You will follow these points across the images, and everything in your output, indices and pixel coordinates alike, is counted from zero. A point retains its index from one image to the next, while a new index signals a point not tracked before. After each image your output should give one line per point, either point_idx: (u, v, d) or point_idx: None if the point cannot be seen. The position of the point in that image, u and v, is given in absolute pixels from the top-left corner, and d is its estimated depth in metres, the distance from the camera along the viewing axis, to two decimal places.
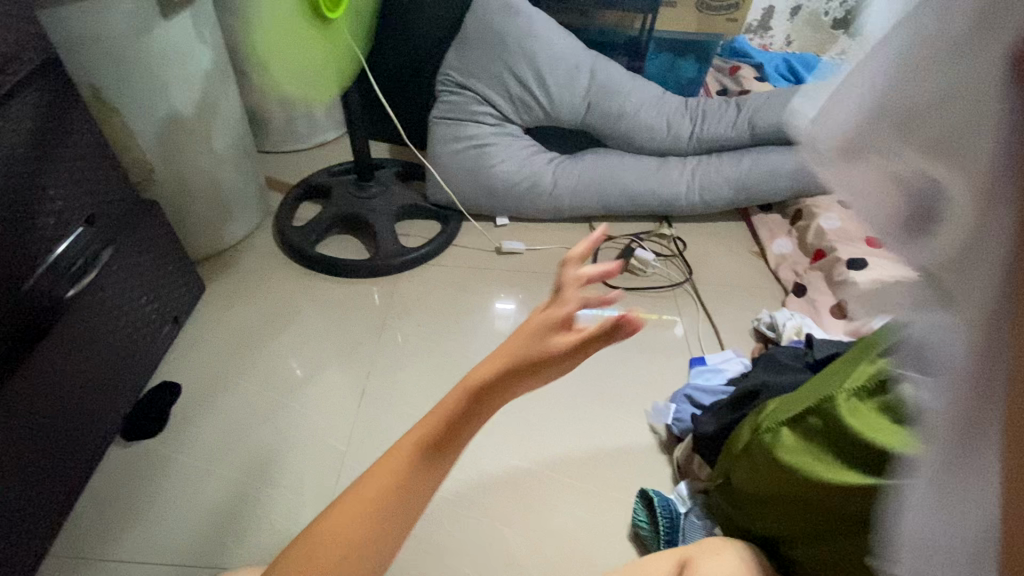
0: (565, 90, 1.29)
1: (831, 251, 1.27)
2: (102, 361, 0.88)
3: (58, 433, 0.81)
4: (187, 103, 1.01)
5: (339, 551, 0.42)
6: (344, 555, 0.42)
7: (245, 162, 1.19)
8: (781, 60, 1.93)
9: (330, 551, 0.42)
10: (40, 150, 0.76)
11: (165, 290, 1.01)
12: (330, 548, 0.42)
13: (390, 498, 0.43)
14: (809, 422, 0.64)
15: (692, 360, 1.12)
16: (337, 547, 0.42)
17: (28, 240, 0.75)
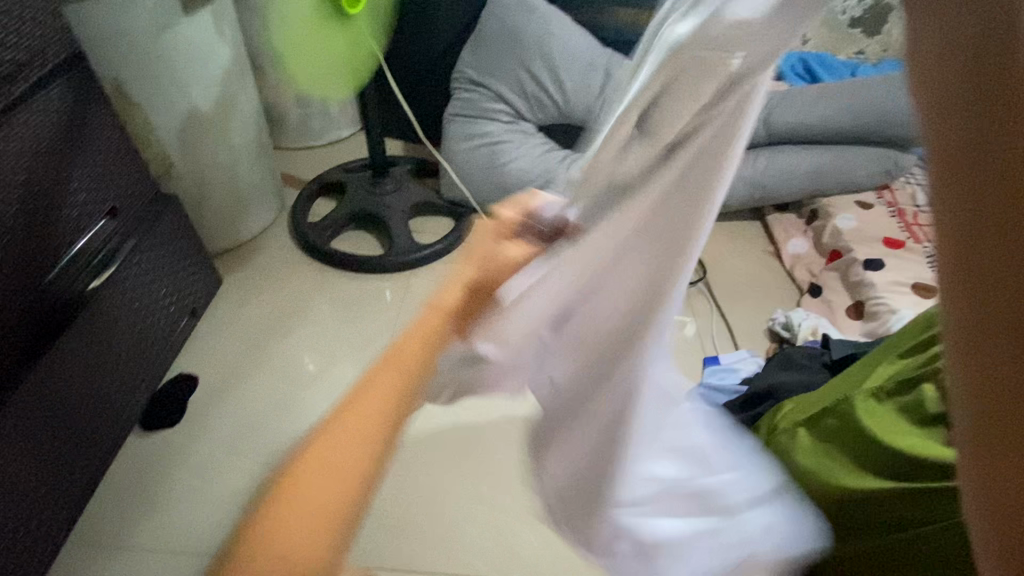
0: (579, 89, 1.27)
1: (847, 251, 1.26)
2: (122, 352, 0.89)
3: (79, 423, 0.82)
4: (207, 98, 1.02)
5: (342, 480, 0.37)
6: (348, 478, 0.37)
7: (262, 158, 1.21)
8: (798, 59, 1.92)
9: (325, 481, 0.36)
10: (64, 143, 0.77)
11: (183, 283, 1.02)
12: (323, 478, 0.37)
13: (388, 417, 0.40)
14: (826, 423, 0.64)
15: (706, 360, 1.11)
16: (331, 477, 0.37)
17: (52, 232, 0.77)
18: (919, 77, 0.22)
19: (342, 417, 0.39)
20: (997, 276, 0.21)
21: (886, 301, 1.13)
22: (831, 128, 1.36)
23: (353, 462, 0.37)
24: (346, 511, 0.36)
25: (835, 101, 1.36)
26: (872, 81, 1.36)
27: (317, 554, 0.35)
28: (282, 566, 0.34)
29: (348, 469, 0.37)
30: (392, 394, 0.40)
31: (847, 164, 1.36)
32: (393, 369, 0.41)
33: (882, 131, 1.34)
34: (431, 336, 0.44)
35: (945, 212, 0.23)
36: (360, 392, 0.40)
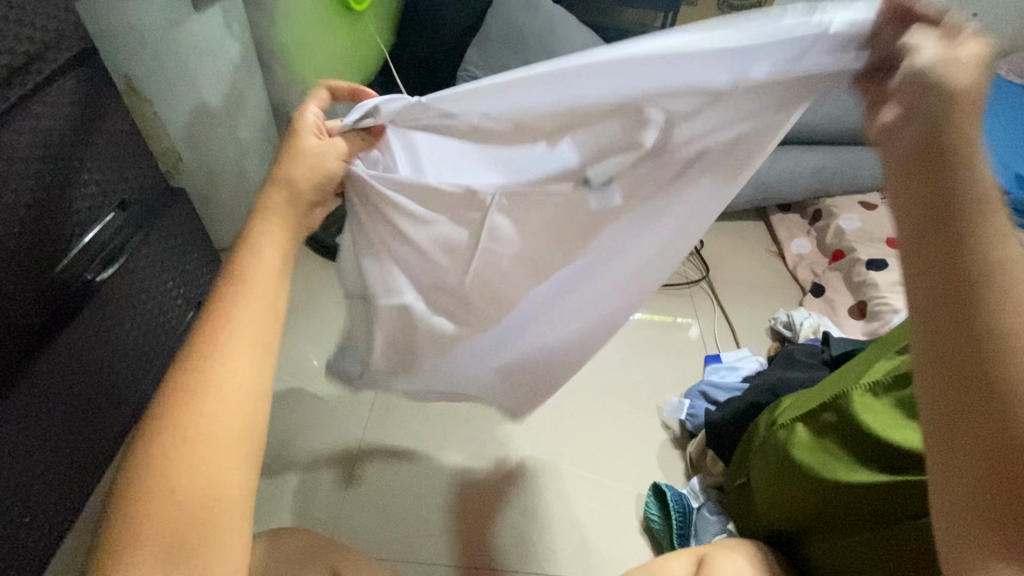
0: None
1: (850, 251, 1.26)
2: (129, 342, 0.91)
3: (86, 410, 0.83)
4: (215, 94, 1.03)
5: (223, 408, 0.43)
6: (225, 405, 0.43)
7: (269, 154, 1.22)
8: None
9: (207, 412, 0.42)
10: (76, 135, 0.79)
11: (190, 276, 1.04)
12: (204, 410, 0.42)
13: (251, 346, 0.46)
14: (824, 418, 0.63)
15: (707, 357, 1.11)
16: (208, 408, 0.42)
17: (64, 222, 0.78)
18: (903, 157, 0.39)
19: (196, 356, 0.44)
20: (933, 273, 0.38)
21: (889, 301, 1.13)
22: (837, 128, 1.36)
23: (227, 391, 0.43)
24: (235, 432, 0.42)
25: (842, 100, 1.35)
26: None
27: (217, 470, 0.41)
28: (189, 492, 0.40)
29: (220, 398, 0.43)
30: (249, 325, 0.46)
31: (851, 163, 1.36)
32: (234, 310, 0.47)
33: None
34: (270, 273, 0.50)
35: (908, 225, 0.39)
36: (206, 333, 0.45)
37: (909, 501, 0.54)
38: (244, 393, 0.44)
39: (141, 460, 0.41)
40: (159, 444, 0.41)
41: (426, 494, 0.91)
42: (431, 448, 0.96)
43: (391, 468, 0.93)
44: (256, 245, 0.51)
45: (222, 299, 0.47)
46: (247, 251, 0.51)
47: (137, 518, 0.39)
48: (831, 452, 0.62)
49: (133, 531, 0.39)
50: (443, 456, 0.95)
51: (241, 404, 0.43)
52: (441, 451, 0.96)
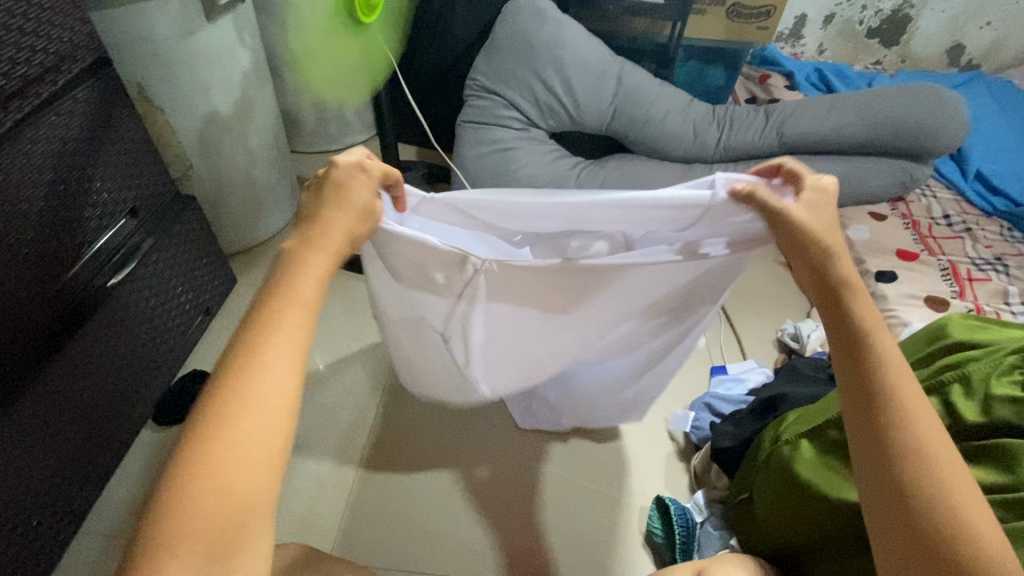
0: (591, 97, 1.30)
1: (859, 263, 1.25)
2: (138, 348, 0.91)
3: (95, 415, 0.84)
4: (226, 102, 1.04)
5: (272, 409, 0.40)
6: (271, 410, 0.40)
7: (278, 161, 1.24)
8: (813, 69, 1.93)
9: (251, 413, 0.39)
10: (89, 144, 0.80)
11: (198, 282, 1.05)
12: (247, 411, 0.39)
13: (296, 353, 0.42)
14: (830, 436, 0.63)
15: (713, 368, 1.11)
16: (251, 409, 0.39)
17: (76, 229, 0.80)
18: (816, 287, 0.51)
19: (246, 351, 0.41)
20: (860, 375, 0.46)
21: (897, 313, 1.12)
22: (846, 138, 1.34)
23: (274, 396, 0.40)
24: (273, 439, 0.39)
25: (851, 110, 1.34)
26: (889, 91, 1.35)
27: (254, 480, 0.38)
28: (230, 496, 0.37)
29: (265, 402, 0.40)
30: (298, 328, 0.43)
31: (860, 174, 1.35)
32: (282, 309, 0.43)
33: (897, 142, 1.33)
34: (323, 274, 0.46)
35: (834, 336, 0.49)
36: (256, 328, 0.42)
37: None
38: (287, 401, 0.41)
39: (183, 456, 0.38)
40: (200, 442, 0.38)
41: (430, 502, 0.91)
42: (435, 456, 0.96)
43: (394, 476, 0.94)
44: (311, 245, 0.47)
45: (274, 293, 0.44)
46: (303, 247, 0.47)
47: (181, 515, 0.36)
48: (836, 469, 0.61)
49: (169, 537, 0.35)
50: (447, 465, 0.95)
51: (283, 412, 0.40)
52: (445, 459, 0.96)
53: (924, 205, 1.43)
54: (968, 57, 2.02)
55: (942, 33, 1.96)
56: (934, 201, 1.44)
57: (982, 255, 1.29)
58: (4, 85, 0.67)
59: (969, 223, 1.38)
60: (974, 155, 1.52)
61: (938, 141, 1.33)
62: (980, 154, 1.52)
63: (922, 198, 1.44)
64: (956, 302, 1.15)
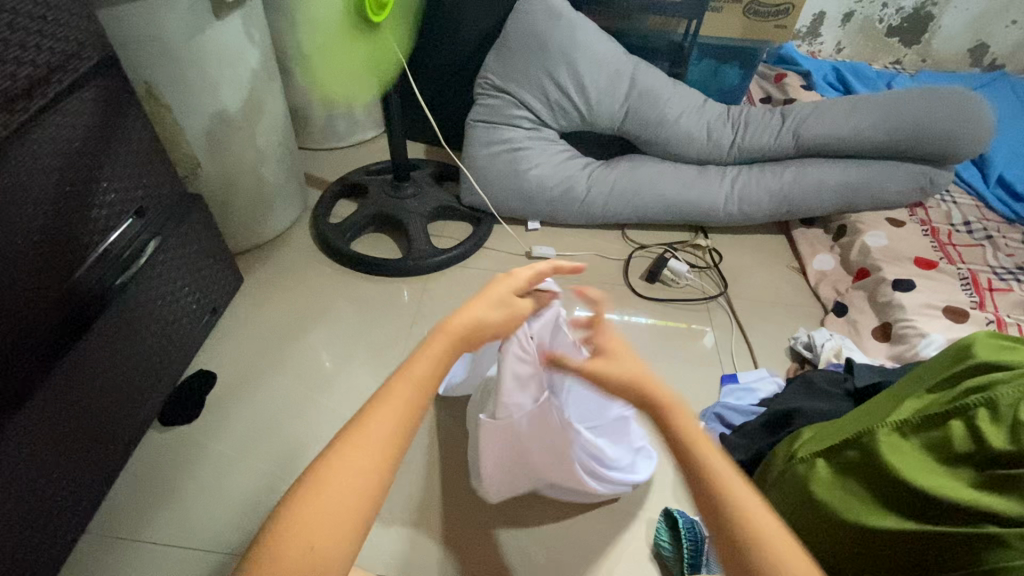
0: (604, 97, 1.28)
1: (876, 270, 1.22)
2: (144, 349, 0.91)
3: (102, 417, 0.84)
4: (234, 100, 1.03)
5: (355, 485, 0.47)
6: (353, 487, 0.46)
7: (286, 159, 1.22)
8: (831, 69, 1.89)
9: (347, 478, 0.47)
10: (95, 144, 0.79)
11: (205, 283, 1.04)
12: (346, 474, 0.47)
13: (391, 443, 0.50)
14: (847, 456, 0.61)
15: (724, 377, 1.09)
16: (351, 473, 0.47)
17: (82, 230, 0.79)
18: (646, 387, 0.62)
19: (359, 424, 0.50)
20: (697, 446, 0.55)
21: (915, 324, 1.09)
22: (864, 141, 1.31)
23: (361, 475, 0.47)
24: (360, 505, 0.46)
25: (870, 112, 1.31)
26: (910, 93, 1.31)
27: (337, 541, 0.44)
28: (312, 551, 0.43)
29: (360, 470, 0.47)
30: (404, 411, 0.52)
31: (878, 179, 1.32)
32: (397, 388, 0.53)
33: (917, 146, 1.30)
34: (441, 359, 0.57)
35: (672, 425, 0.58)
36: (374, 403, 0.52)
37: (922, 548, 0.51)
38: (378, 471, 0.48)
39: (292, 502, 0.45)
40: (307, 493, 0.46)
41: (434, 510, 0.90)
42: (441, 463, 0.95)
43: (399, 483, 0.92)
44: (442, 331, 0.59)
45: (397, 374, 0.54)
46: (443, 328, 0.59)
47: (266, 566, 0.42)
48: (851, 489, 0.59)
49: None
50: (452, 472, 0.94)
51: (372, 483, 0.47)
52: (450, 466, 0.95)
53: (943, 211, 1.40)
54: (991, 58, 1.97)
55: (964, 32, 1.91)
56: (954, 207, 1.40)
57: (1003, 264, 1.26)
58: (10, 84, 0.66)
59: (989, 230, 1.34)
60: (995, 160, 1.48)
61: (962, 146, 1.28)
62: (1002, 159, 1.48)
63: (941, 204, 1.40)
64: (976, 313, 1.12)
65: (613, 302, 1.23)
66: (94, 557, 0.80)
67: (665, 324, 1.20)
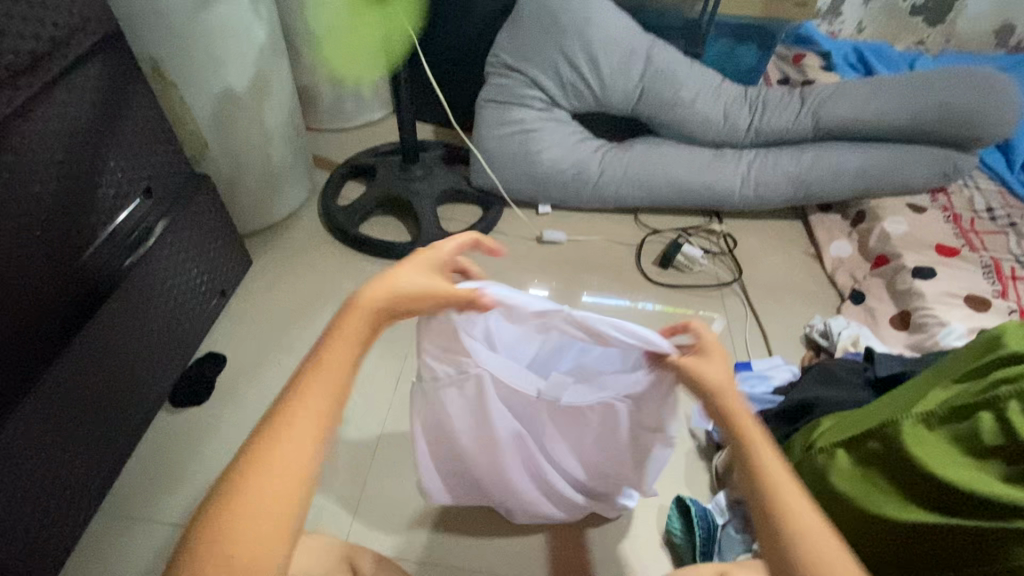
0: (618, 77, 1.24)
1: (895, 257, 1.19)
2: (154, 330, 0.90)
3: (113, 398, 0.84)
4: (241, 79, 1.01)
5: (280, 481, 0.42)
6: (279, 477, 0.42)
7: (294, 140, 1.21)
8: (852, 49, 1.83)
9: (271, 475, 0.42)
10: (102, 122, 0.78)
11: (214, 265, 1.03)
12: (271, 470, 0.42)
13: (320, 428, 0.45)
14: (869, 446, 0.59)
15: (737, 364, 1.07)
16: (277, 467, 0.43)
17: (90, 209, 0.78)
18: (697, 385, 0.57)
19: (282, 413, 0.45)
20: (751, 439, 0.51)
21: (934, 312, 1.07)
22: (885, 124, 1.28)
23: (291, 466, 0.43)
24: (282, 514, 0.42)
25: (893, 96, 1.27)
26: (935, 75, 1.27)
27: (261, 545, 0.41)
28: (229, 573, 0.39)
29: (279, 477, 0.42)
30: (321, 405, 0.46)
31: (899, 163, 1.28)
32: (310, 386, 0.46)
33: (940, 130, 1.26)
34: (356, 342, 0.49)
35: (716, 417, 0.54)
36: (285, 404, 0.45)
37: (948, 544, 0.50)
38: (301, 474, 0.43)
39: (206, 524, 0.41)
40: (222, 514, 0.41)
41: None
42: None
43: (409, 466, 0.92)
44: (351, 308, 0.50)
45: (307, 368, 0.47)
46: (350, 307, 0.50)
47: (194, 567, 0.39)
48: (871, 481, 0.58)
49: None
50: None
51: (291, 491, 0.42)
52: None
53: (966, 196, 1.36)
54: (1019, 38, 1.90)
55: (992, 12, 1.84)
56: (977, 193, 1.36)
57: None
58: (12, 60, 0.65)
59: (1014, 217, 1.31)
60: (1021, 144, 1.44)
61: (986, 129, 1.25)
62: None
63: (964, 190, 1.37)
64: (998, 302, 1.10)
65: (625, 287, 1.22)
66: (108, 535, 0.81)
67: (672, 311, 1.18)
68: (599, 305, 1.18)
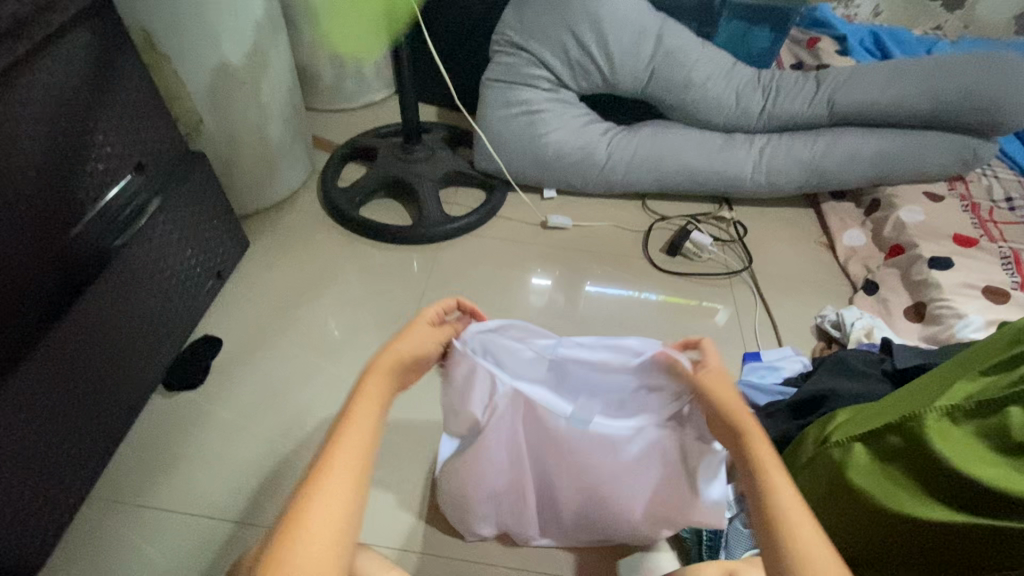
0: (628, 57, 1.20)
1: (911, 247, 1.16)
2: (146, 312, 0.88)
3: (104, 381, 0.81)
4: (238, 53, 0.98)
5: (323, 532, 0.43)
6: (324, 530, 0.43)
7: (293, 119, 1.17)
8: (868, 33, 1.78)
9: (323, 525, 0.43)
10: (90, 94, 0.75)
11: (209, 246, 1.00)
12: (321, 521, 0.44)
13: (357, 476, 0.47)
14: (887, 441, 0.56)
15: (746, 355, 1.04)
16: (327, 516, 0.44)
17: (78, 184, 0.75)
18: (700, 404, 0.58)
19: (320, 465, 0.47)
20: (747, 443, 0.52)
21: (951, 304, 1.03)
22: (903, 110, 1.23)
23: (334, 513, 0.44)
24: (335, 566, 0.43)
25: (912, 80, 1.23)
26: (956, 60, 1.22)
27: None
28: None
29: (319, 535, 0.43)
30: (352, 463, 0.47)
31: (917, 150, 1.24)
32: (338, 446, 0.48)
33: (960, 116, 1.22)
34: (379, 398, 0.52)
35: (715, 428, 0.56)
36: (317, 467, 0.46)
37: (982, 543, 0.48)
38: (342, 523, 0.44)
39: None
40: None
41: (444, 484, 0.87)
42: None
43: (408, 455, 0.90)
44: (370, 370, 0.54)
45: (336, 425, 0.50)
46: (370, 372, 0.54)
47: None
48: (889, 475, 0.56)
49: None
50: None
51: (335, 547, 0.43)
52: None
53: (984, 185, 1.31)
54: None
55: None
56: (996, 182, 1.32)
57: None
58: None
59: None
60: None
61: (1008, 116, 1.20)
62: None
63: (982, 178, 1.32)
64: (1017, 294, 1.06)
65: (631, 275, 1.18)
66: (101, 520, 0.79)
67: (675, 301, 1.14)
68: (602, 295, 1.14)
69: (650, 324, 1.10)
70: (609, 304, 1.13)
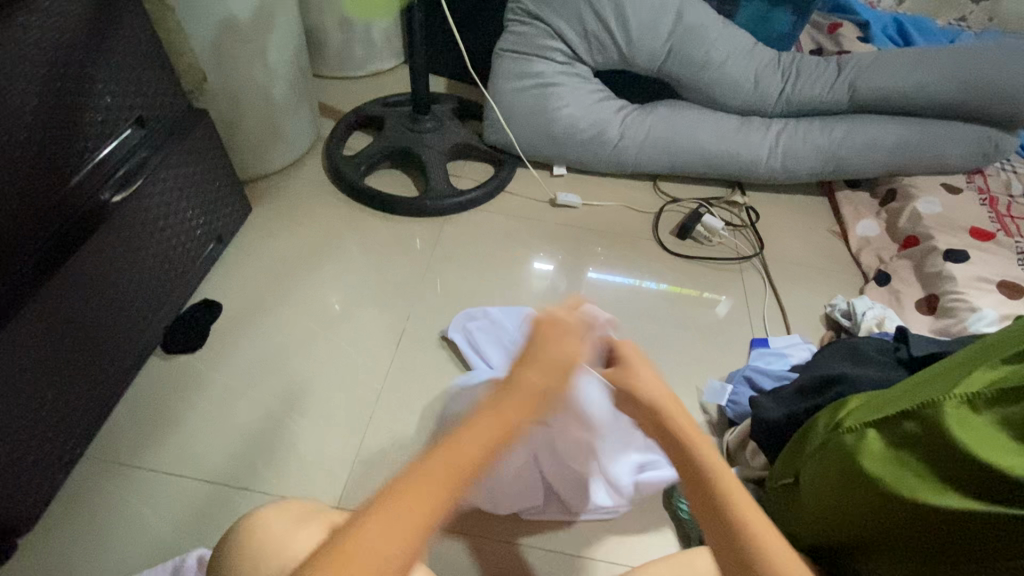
0: (646, 31, 1.16)
1: (926, 239, 1.13)
2: (144, 271, 0.86)
3: (98, 339, 0.79)
4: (244, 8, 0.95)
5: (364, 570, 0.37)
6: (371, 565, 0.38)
7: (299, 82, 1.14)
8: (892, 20, 1.73)
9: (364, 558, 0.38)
10: (88, 39, 0.72)
11: (209, 207, 0.98)
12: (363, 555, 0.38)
13: (422, 518, 0.40)
14: (905, 428, 0.55)
15: (754, 341, 1.03)
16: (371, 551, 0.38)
17: (77, 134, 0.73)
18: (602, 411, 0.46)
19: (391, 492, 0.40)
20: None
21: (965, 297, 1.01)
22: (925, 99, 1.20)
23: (380, 552, 0.38)
24: None
25: (936, 69, 1.20)
26: (983, 48, 1.19)
27: None
28: None
29: (376, 544, 0.38)
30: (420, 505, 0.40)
31: (937, 141, 1.21)
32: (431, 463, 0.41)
33: (984, 105, 1.19)
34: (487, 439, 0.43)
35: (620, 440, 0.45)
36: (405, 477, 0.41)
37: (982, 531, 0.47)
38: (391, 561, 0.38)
39: None
40: None
41: None
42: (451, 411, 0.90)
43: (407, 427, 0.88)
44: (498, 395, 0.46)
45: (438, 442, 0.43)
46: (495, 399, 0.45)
47: None
48: (898, 459, 0.55)
49: None
50: None
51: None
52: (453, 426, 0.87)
53: (1003, 179, 1.28)
54: None
55: None
56: (1015, 176, 1.29)
57: None
58: None
59: None
60: None
61: None
62: None
63: (1002, 172, 1.29)
64: None
65: (639, 257, 1.16)
66: (95, 481, 0.78)
67: (677, 291, 1.12)
68: (606, 281, 1.12)
69: (658, 308, 1.08)
70: (614, 288, 1.10)
